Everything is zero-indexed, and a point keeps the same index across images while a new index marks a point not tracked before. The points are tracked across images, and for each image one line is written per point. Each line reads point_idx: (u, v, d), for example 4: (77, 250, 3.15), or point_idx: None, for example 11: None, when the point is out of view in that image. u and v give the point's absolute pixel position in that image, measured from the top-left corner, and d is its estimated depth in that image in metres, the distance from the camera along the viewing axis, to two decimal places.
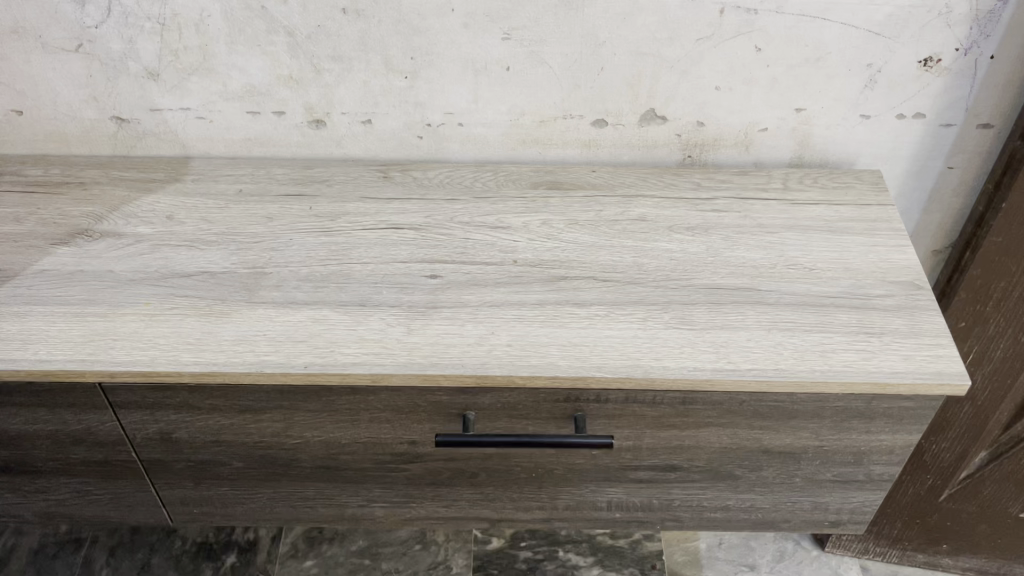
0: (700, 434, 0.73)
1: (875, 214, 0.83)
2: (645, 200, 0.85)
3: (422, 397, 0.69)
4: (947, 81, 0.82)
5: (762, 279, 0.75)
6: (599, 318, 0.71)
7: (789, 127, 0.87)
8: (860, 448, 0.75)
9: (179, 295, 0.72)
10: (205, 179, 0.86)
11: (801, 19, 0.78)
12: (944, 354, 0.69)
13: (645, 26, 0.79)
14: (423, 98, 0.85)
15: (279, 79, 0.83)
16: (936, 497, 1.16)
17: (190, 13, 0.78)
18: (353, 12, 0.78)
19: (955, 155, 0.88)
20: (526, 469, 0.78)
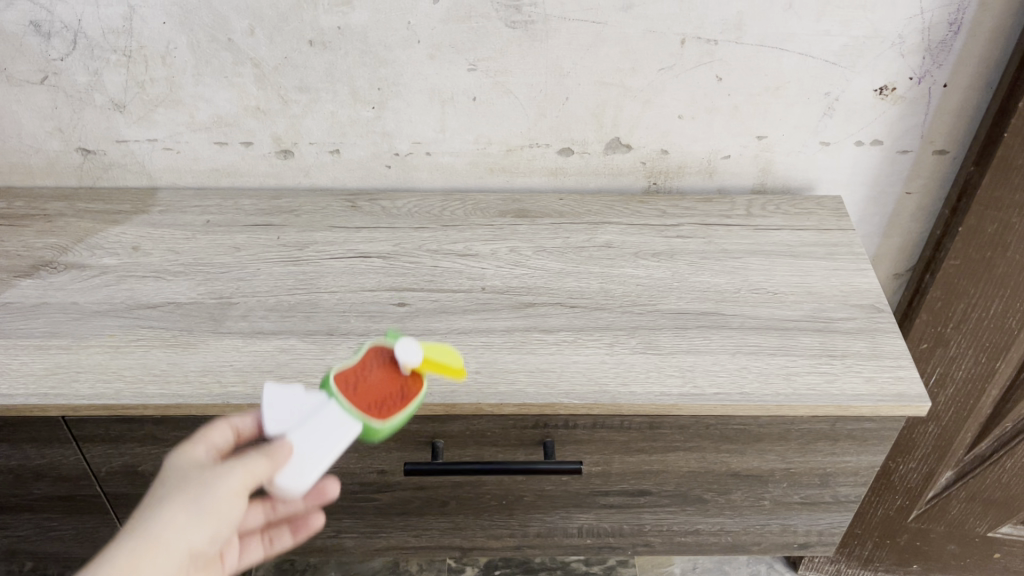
0: (669, 458, 0.74)
1: (837, 239, 0.84)
2: (612, 227, 0.86)
3: (390, 425, 0.69)
4: (903, 109, 0.84)
5: (726, 303, 0.77)
6: (567, 344, 0.72)
7: (751, 154, 0.89)
8: (827, 470, 0.76)
9: (144, 326, 0.72)
10: (172, 210, 0.86)
11: (761, 49, 0.79)
12: (905, 376, 0.70)
13: (608, 57, 0.80)
14: (390, 128, 0.85)
15: (246, 110, 0.83)
16: (906, 517, 1.18)
17: (156, 46, 0.78)
18: (319, 44, 0.78)
19: (912, 180, 0.90)
20: (497, 496, 0.78)
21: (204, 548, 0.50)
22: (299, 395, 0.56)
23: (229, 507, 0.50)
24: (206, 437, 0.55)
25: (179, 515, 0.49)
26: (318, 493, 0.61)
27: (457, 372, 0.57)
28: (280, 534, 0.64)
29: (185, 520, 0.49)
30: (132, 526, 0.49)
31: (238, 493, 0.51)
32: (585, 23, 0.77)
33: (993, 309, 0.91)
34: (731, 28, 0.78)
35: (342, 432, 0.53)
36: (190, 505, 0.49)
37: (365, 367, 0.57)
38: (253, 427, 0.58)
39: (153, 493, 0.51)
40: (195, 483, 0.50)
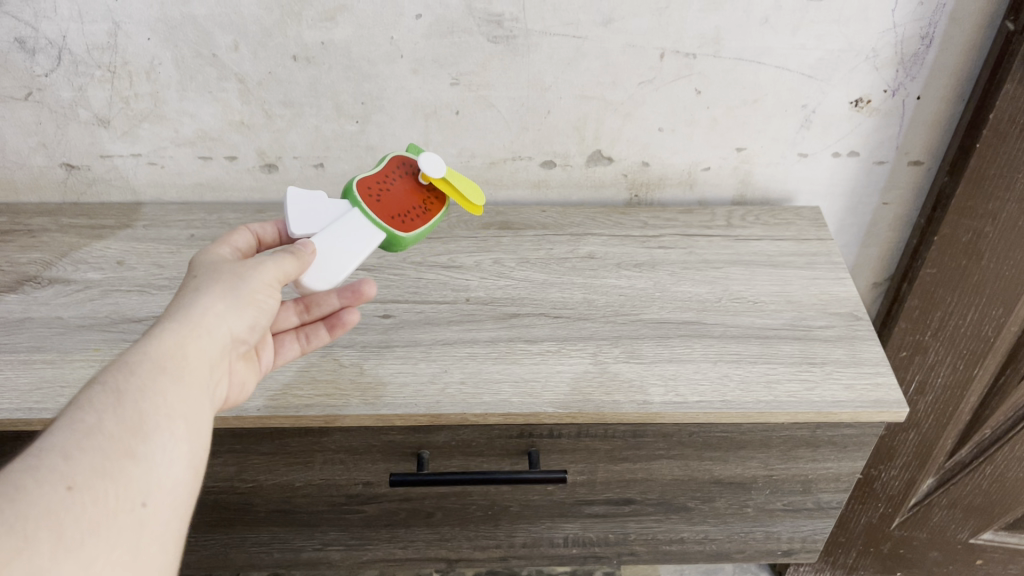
0: (652, 466, 0.74)
1: (815, 248, 0.86)
2: (594, 238, 0.87)
3: (376, 436, 0.70)
4: (878, 121, 0.85)
5: (707, 312, 0.78)
6: (551, 353, 0.72)
7: (730, 166, 0.91)
8: (808, 476, 0.77)
9: (129, 340, 0.72)
10: (157, 224, 0.87)
11: (738, 63, 0.81)
12: (883, 382, 0.71)
13: (588, 71, 0.81)
14: (374, 141, 0.86)
15: (231, 124, 0.84)
16: (889, 524, 1.19)
17: (140, 61, 0.78)
18: (303, 59, 0.79)
19: (888, 191, 0.92)
20: (483, 507, 0.78)
21: (244, 332, 0.56)
22: (322, 199, 0.64)
23: (261, 296, 0.57)
24: (230, 238, 0.63)
25: (219, 301, 0.54)
26: (356, 293, 0.68)
27: (473, 203, 0.67)
28: (316, 332, 0.69)
29: (221, 309, 0.54)
30: (174, 311, 0.53)
31: (269, 285, 0.57)
32: (565, 38, 0.78)
33: (970, 317, 0.92)
34: (709, 42, 0.79)
35: (366, 240, 0.63)
36: (228, 292, 0.55)
37: (387, 181, 0.67)
38: (272, 235, 0.67)
39: (188, 287, 0.56)
40: (231, 276, 0.56)
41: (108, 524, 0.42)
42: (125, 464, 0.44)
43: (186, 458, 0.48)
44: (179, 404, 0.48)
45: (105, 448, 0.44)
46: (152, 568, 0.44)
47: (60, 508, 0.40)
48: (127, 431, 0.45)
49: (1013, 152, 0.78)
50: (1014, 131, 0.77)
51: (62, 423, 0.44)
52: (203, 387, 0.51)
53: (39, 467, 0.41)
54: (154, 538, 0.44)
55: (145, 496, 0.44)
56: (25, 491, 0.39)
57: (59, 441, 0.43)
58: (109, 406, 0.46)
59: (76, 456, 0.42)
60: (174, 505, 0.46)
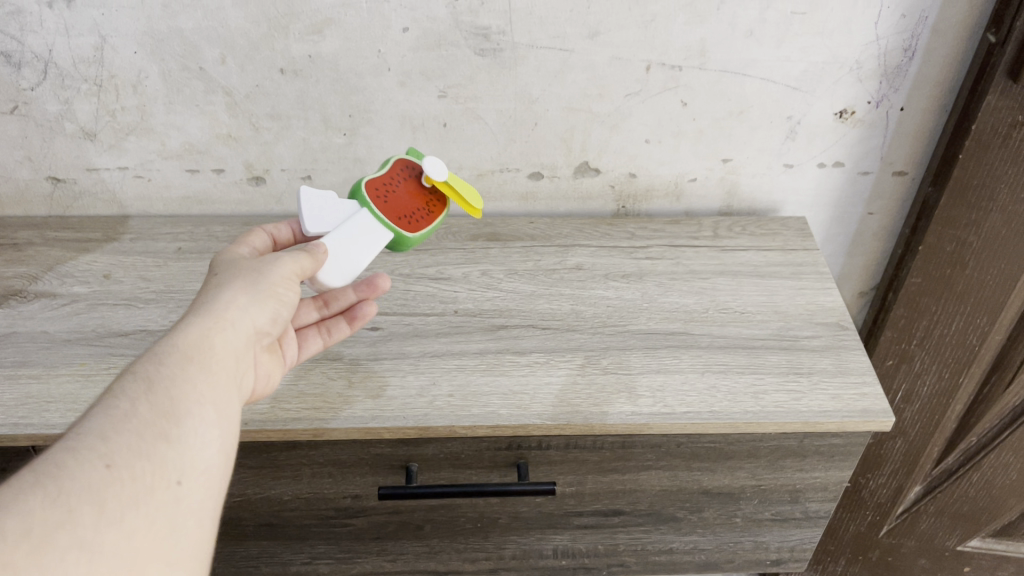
0: (641, 477, 0.74)
1: (801, 258, 0.86)
2: (581, 249, 0.87)
3: (364, 449, 0.69)
4: (862, 132, 0.86)
5: (695, 323, 0.78)
6: (539, 365, 0.73)
7: (716, 177, 0.91)
8: (796, 486, 0.77)
9: (116, 354, 0.71)
10: (143, 238, 0.86)
11: (724, 74, 0.81)
12: (870, 392, 0.71)
13: (575, 83, 0.81)
14: (362, 154, 0.86)
15: (218, 137, 0.84)
16: (877, 532, 1.19)
17: (127, 74, 0.78)
18: (290, 72, 0.79)
19: (873, 201, 0.93)
20: (472, 519, 0.78)
21: (267, 325, 0.57)
22: (333, 199, 0.64)
23: (282, 289, 0.58)
24: (247, 239, 0.65)
25: (242, 295, 0.56)
26: (371, 285, 0.71)
27: (472, 207, 0.68)
28: (336, 325, 0.72)
29: (244, 303, 0.55)
30: (199, 306, 0.55)
31: (289, 279, 0.58)
32: (552, 51, 0.78)
33: (954, 325, 0.94)
34: (695, 54, 0.79)
35: (377, 241, 0.64)
36: (249, 287, 0.56)
37: (392, 183, 0.67)
38: (287, 234, 0.69)
39: (211, 286, 0.57)
40: (252, 273, 0.57)
41: (146, 500, 0.42)
42: (160, 445, 0.45)
43: (219, 441, 0.48)
44: (209, 392, 0.49)
45: (141, 431, 0.44)
46: (192, 546, 0.44)
47: (100, 484, 0.41)
48: (160, 416, 0.46)
49: (994, 162, 0.80)
50: (996, 142, 0.78)
51: (98, 411, 0.45)
52: (231, 377, 0.52)
53: (77, 450, 0.42)
54: (192, 516, 0.44)
55: (181, 476, 0.45)
56: (65, 470, 0.41)
57: (96, 426, 0.44)
58: (142, 394, 0.47)
59: (111, 438, 0.43)
60: (210, 487, 0.47)
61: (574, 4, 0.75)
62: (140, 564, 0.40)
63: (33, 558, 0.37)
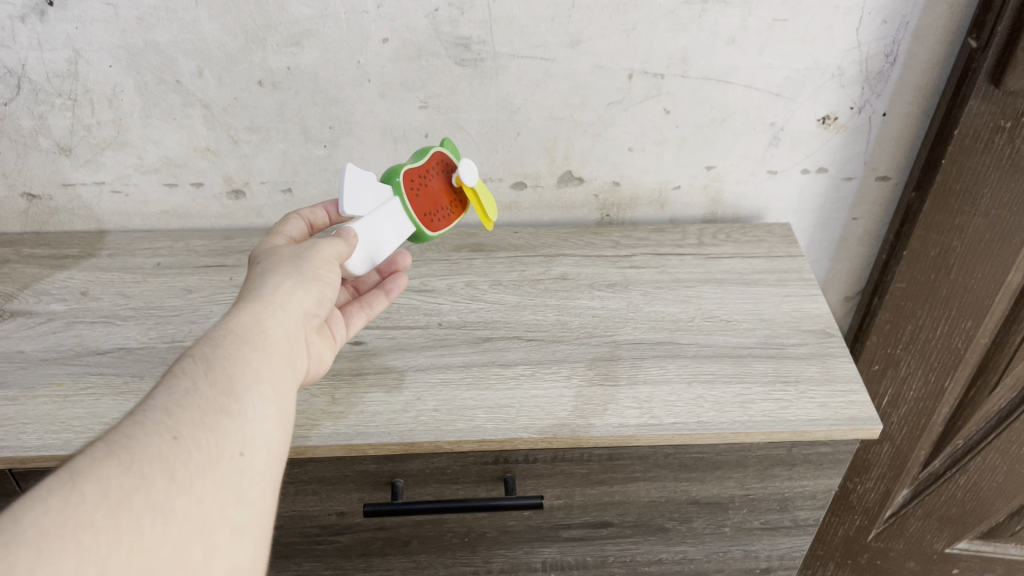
0: (629, 489, 0.74)
1: (787, 265, 0.86)
2: (566, 259, 0.87)
3: (349, 466, 0.68)
4: (845, 138, 0.86)
5: (680, 332, 0.77)
6: (525, 377, 0.72)
7: (700, 184, 0.91)
8: (784, 495, 0.77)
9: (94, 373, 0.70)
10: (122, 253, 0.85)
11: (706, 82, 0.81)
12: (858, 400, 0.71)
13: (557, 92, 0.81)
14: (343, 165, 0.85)
15: (196, 151, 0.83)
16: (865, 536, 1.19)
17: (102, 88, 0.77)
18: (269, 85, 0.78)
19: (857, 206, 0.92)
20: (459, 534, 0.77)
21: (318, 307, 0.57)
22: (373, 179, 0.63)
23: (327, 272, 0.58)
24: (281, 229, 0.65)
25: (290, 279, 0.56)
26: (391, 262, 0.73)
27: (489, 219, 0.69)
28: (375, 300, 0.70)
29: (294, 285, 0.55)
30: (250, 292, 0.55)
31: (327, 262, 0.58)
32: (534, 60, 0.78)
33: (940, 329, 0.94)
34: (677, 62, 0.79)
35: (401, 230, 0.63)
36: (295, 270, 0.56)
37: (426, 177, 0.67)
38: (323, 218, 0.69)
39: (260, 272, 0.57)
40: (298, 257, 0.57)
41: (213, 469, 0.43)
42: (223, 419, 0.45)
43: (277, 418, 0.49)
44: (265, 368, 0.50)
45: (203, 407, 0.45)
46: (256, 516, 0.45)
47: (168, 454, 0.42)
48: (221, 392, 0.47)
49: (976, 166, 0.80)
50: (978, 146, 0.78)
51: (161, 390, 0.46)
52: (286, 357, 0.52)
53: (144, 424, 0.43)
54: (255, 486, 0.45)
55: (243, 448, 0.45)
56: (134, 441, 0.42)
57: (161, 402, 0.45)
58: (201, 373, 0.48)
59: (175, 413, 0.44)
60: (270, 461, 0.47)
61: (555, 13, 0.74)
62: (209, 530, 0.41)
63: (111, 518, 0.38)
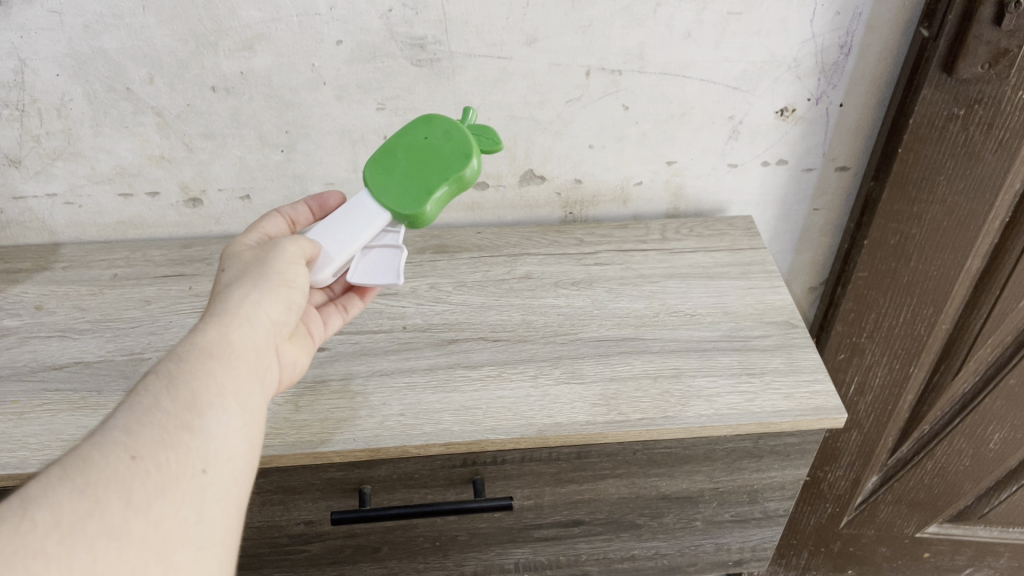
0: (599, 486, 0.74)
1: (749, 257, 0.86)
2: (530, 258, 0.87)
3: (315, 474, 0.68)
4: (803, 129, 0.86)
5: (645, 328, 0.77)
6: (491, 379, 0.71)
7: (662, 180, 0.91)
8: (754, 486, 0.77)
9: (50, 389, 0.68)
10: (77, 265, 0.84)
11: (663, 77, 0.81)
12: (822, 389, 0.71)
13: (515, 91, 0.80)
14: (301, 170, 0.84)
15: (150, 159, 0.81)
16: (837, 524, 1.20)
17: (50, 98, 0.75)
18: (222, 90, 0.77)
19: (818, 197, 0.93)
20: (430, 538, 0.76)
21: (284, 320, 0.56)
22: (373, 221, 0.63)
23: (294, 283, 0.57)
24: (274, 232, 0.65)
25: (255, 292, 0.55)
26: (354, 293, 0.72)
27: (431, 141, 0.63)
28: (350, 304, 0.70)
29: (259, 298, 0.54)
30: (215, 307, 0.54)
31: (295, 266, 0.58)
32: (490, 59, 0.77)
33: (902, 317, 0.95)
34: (634, 58, 0.79)
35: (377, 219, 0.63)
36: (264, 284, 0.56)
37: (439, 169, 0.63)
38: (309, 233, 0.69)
39: (227, 286, 0.56)
40: (264, 269, 0.56)
41: (173, 489, 0.42)
42: (185, 437, 0.44)
43: (243, 433, 0.48)
44: (230, 383, 0.49)
45: (164, 424, 0.44)
46: (220, 533, 0.44)
47: (126, 476, 0.41)
48: (183, 408, 0.45)
49: (932, 154, 0.80)
50: (933, 134, 0.79)
51: (122, 408, 0.45)
52: (253, 370, 0.51)
53: (102, 444, 0.42)
54: (220, 502, 0.44)
55: (206, 465, 0.44)
56: (91, 463, 0.41)
57: (121, 421, 0.44)
58: (164, 389, 0.46)
59: (135, 431, 0.43)
60: (236, 476, 0.46)
61: (510, 12, 0.74)
62: (170, 549, 0.40)
63: (64, 546, 0.37)
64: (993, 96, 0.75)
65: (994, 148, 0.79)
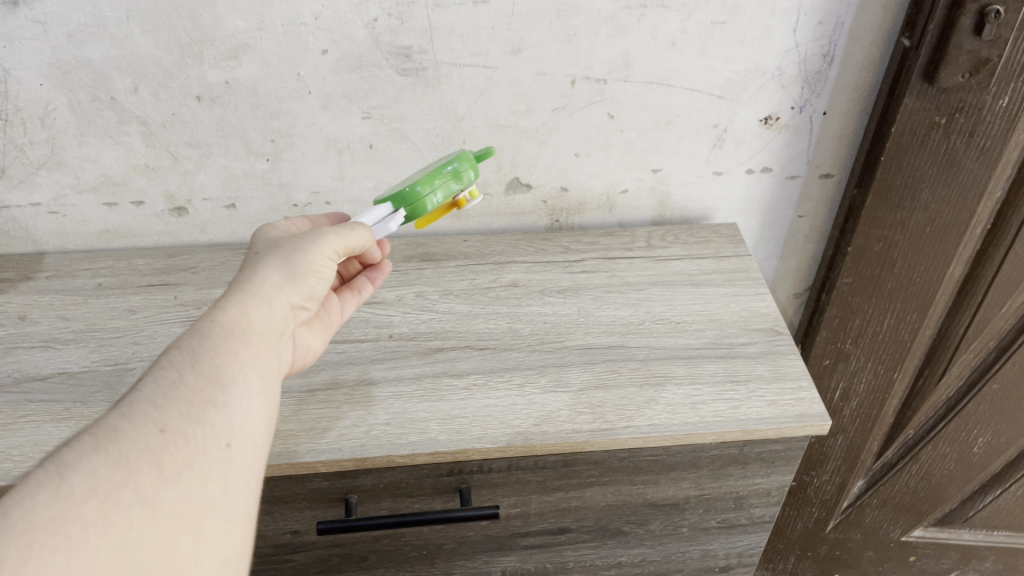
0: (586, 494, 0.74)
1: (734, 265, 0.87)
2: (516, 266, 0.87)
3: (300, 484, 0.68)
4: (787, 137, 0.87)
5: (631, 335, 0.78)
6: (477, 388, 0.71)
7: (647, 187, 0.91)
8: (739, 493, 0.77)
9: (34, 400, 0.68)
10: (61, 275, 0.83)
11: (648, 86, 0.81)
12: (806, 396, 0.72)
13: (501, 99, 0.80)
14: (287, 178, 0.84)
15: (135, 168, 0.81)
16: (824, 529, 1.21)
17: (34, 107, 0.75)
18: (207, 99, 0.76)
19: (803, 204, 0.94)
20: (417, 547, 0.76)
21: (303, 303, 0.56)
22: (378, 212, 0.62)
23: (316, 264, 0.57)
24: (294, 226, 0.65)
25: (275, 274, 0.55)
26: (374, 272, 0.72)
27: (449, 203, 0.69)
28: (364, 286, 0.71)
29: (279, 280, 0.55)
30: (235, 288, 0.54)
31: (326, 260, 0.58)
32: (475, 68, 0.78)
33: (887, 323, 0.95)
34: (619, 67, 0.79)
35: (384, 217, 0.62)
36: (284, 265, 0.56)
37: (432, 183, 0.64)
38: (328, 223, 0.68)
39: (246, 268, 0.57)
40: (282, 251, 0.57)
41: (201, 461, 0.42)
42: (210, 411, 0.44)
43: (264, 410, 0.48)
44: (252, 361, 0.49)
45: (190, 399, 0.44)
46: (245, 506, 0.44)
47: (156, 447, 0.41)
48: (206, 384, 0.46)
49: (915, 162, 0.81)
50: (915, 142, 0.79)
51: (146, 383, 0.45)
52: (273, 350, 0.51)
53: (130, 416, 0.42)
54: (245, 476, 0.44)
55: (230, 439, 0.44)
56: (121, 434, 0.41)
57: (147, 394, 0.44)
58: (187, 366, 0.47)
59: (162, 405, 0.43)
60: (258, 453, 0.46)
61: (495, 21, 0.74)
62: (199, 521, 0.40)
63: (100, 512, 0.37)
64: (974, 104, 0.76)
65: (976, 155, 0.79)
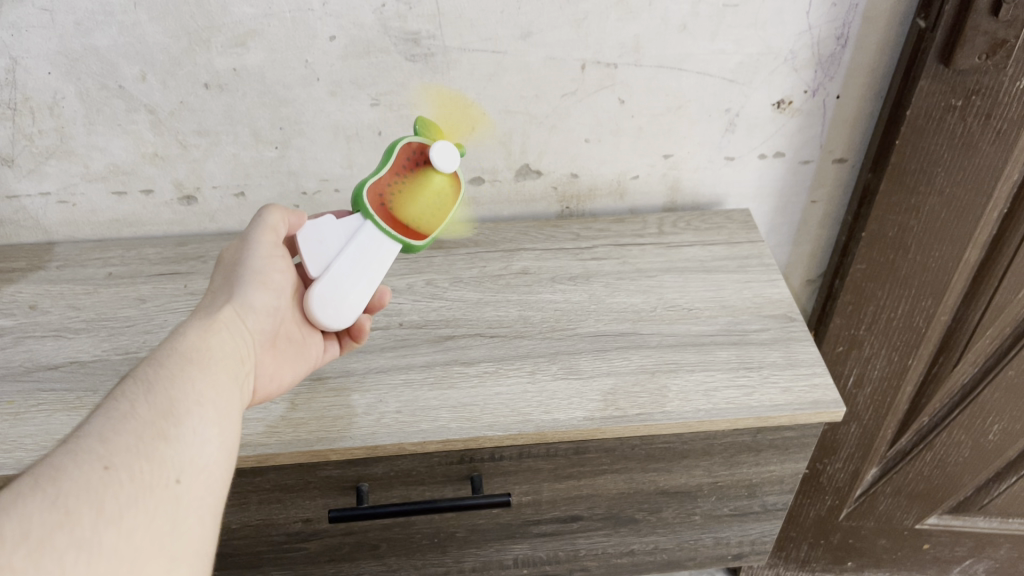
0: (597, 482, 0.73)
1: (747, 251, 0.86)
2: (527, 253, 0.86)
3: (312, 472, 0.68)
4: (800, 121, 0.86)
5: (643, 323, 0.77)
6: (488, 375, 0.71)
7: (659, 173, 0.91)
8: (752, 481, 0.77)
9: (45, 389, 0.68)
10: (72, 265, 0.83)
11: (659, 71, 0.80)
12: (820, 383, 0.71)
13: (510, 85, 0.80)
14: (296, 166, 0.84)
15: (144, 157, 0.81)
16: (837, 516, 1.20)
17: (42, 97, 0.75)
18: (216, 87, 0.76)
19: (816, 190, 0.93)
20: (429, 535, 0.76)
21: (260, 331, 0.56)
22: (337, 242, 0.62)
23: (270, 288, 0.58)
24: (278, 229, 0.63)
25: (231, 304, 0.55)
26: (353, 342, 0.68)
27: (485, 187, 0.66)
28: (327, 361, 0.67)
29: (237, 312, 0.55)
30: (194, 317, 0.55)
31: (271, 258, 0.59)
32: (485, 53, 0.77)
33: (900, 309, 0.94)
34: (629, 51, 0.78)
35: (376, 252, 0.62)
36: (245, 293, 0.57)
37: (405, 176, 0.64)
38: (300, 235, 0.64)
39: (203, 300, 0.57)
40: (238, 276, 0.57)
41: (146, 499, 0.41)
42: (160, 445, 0.43)
43: (220, 441, 0.47)
44: (208, 390, 0.48)
45: (139, 432, 0.43)
46: (193, 545, 0.43)
47: (99, 486, 0.40)
48: (160, 415, 0.45)
49: (929, 146, 0.80)
50: (930, 126, 0.78)
51: (98, 413, 0.44)
52: (230, 379, 0.51)
53: (76, 451, 0.41)
54: (193, 513, 0.43)
55: (181, 474, 0.43)
56: (63, 472, 0.40)
57: (97, 427, 0.43)
58: (141, 395, 0.46)
59: (111, 439, 0.42)
60: (212, 486, 0.45)
61: (505, 5, 0.74)
62: (141, 562, 0.39)
63: (29, 563, 0.35)
64: (990, 87, 0.74)
65: (992, 139, 0.78)
